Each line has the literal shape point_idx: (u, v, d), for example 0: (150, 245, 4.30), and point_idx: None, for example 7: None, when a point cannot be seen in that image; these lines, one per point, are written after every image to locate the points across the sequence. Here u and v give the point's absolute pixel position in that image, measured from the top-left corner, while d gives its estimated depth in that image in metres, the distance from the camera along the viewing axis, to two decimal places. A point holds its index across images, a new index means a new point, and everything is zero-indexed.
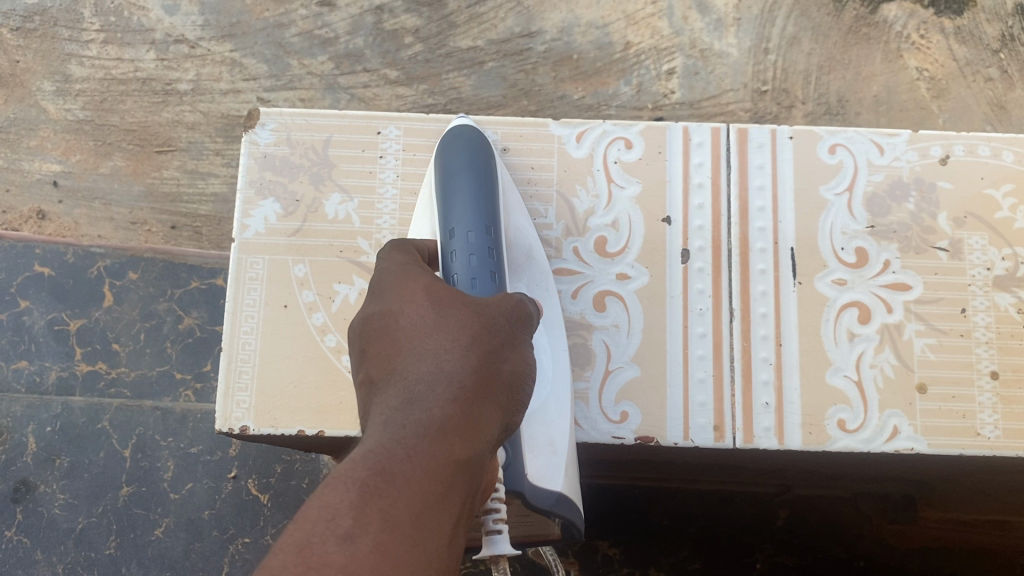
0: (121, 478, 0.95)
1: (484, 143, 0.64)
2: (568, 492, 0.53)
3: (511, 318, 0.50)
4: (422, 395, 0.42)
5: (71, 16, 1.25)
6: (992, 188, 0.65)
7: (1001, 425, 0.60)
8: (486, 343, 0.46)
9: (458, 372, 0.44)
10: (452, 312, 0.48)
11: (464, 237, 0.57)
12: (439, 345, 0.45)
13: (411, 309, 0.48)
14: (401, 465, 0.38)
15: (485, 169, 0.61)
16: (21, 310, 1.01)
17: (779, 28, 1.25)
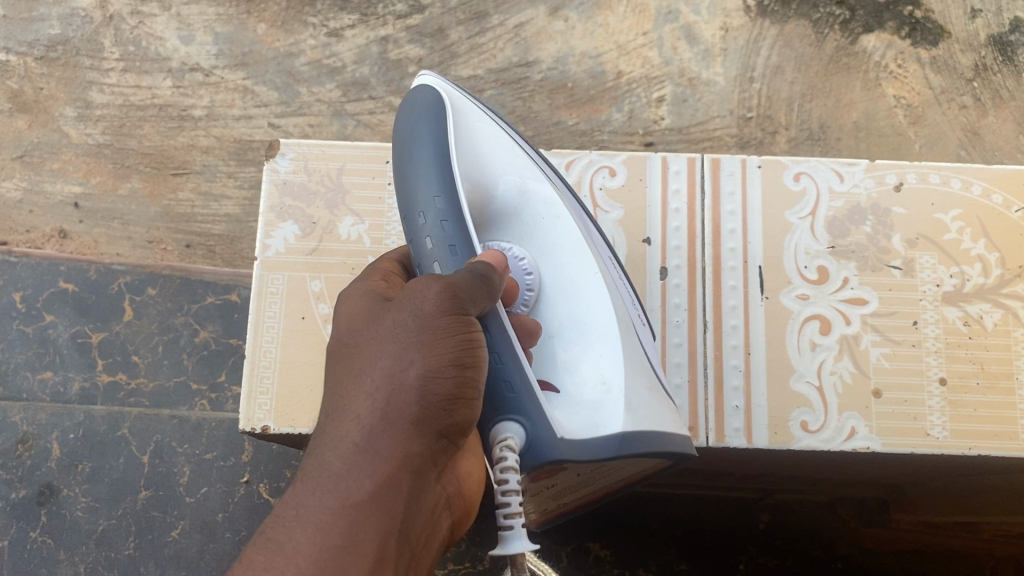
0: (139, 482, 1.01)
1: (434, 99, 0.63)
2: (635, 426, 0.54)
3: (427, 302, 0.48)
4: (325, 443, 0.46)
5: (92, 46, 1.32)
6: (941, 213, 0.67)
7: (949, 426, 0.62)
8: (390, 361, 0.47)
9: (358, 409, 0.46)
10: (370, 333, 0.50)
11: (424, 219, 0.58)
12: (350, 378, 0.48)
13: (345, 341, 0.51)
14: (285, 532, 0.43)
15: (434, 137, 0.60)
16: (47, 323, 1.08)
17: (763, 58, 1.32)
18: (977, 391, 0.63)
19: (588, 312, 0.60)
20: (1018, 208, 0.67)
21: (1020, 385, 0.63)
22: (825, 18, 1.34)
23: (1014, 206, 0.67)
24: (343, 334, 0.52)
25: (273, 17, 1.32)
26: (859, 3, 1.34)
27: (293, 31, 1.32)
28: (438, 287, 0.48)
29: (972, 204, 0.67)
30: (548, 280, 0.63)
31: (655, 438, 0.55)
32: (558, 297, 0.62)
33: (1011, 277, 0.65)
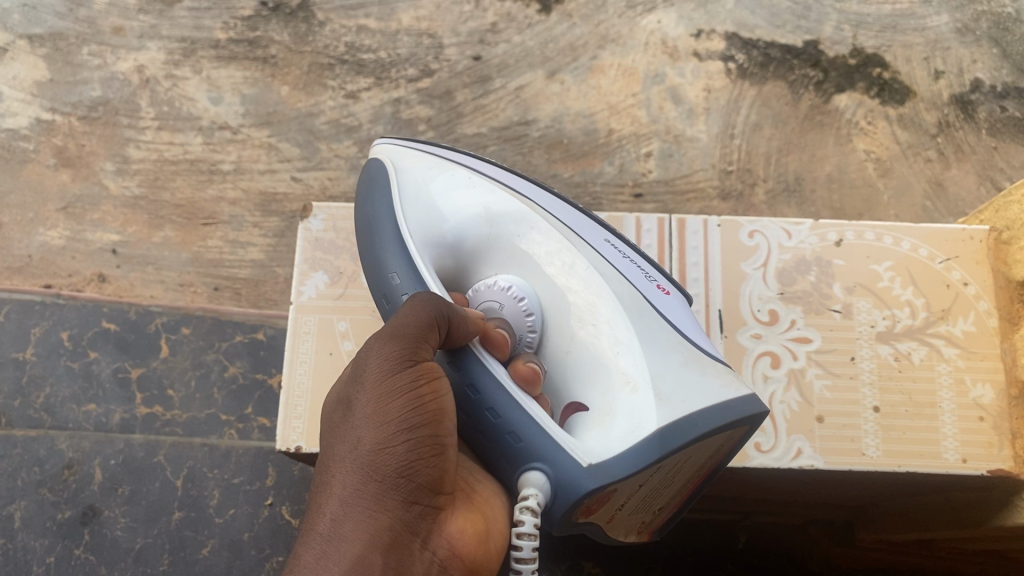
0: (173, 504, 1.11)
1: (380, 178, 0.75)
2: (671, 417, 0.57)
3: (377, 373, 0.55)
4: (308, 535, 0.52)
5: (130, 107, 1.44)
6: (875, 264, 0.79)
7: (882, 446, 0.73)
8: (352, 443, 0.54)
9: (330, 495, 0.53)
10: (338, 421, 0.56)
11: (390, 295, 0.67)
12: (326, 469, 0.55)
13: (326, 435, 0.58)
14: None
15: (380, 215, 0.72)
16: (91, 360, 1.20)
17: (743, 116, 1.43)
18: (905, 416, 0.74)
19: (594, 314, 0.65)
20: (942, 260, 0.78)
21: (942, 411, 0.74)
22: (800, 80, 1.44)
23: (938, 258, 0.78)
24: (325, 427, 0.59)
25: (296, 80, 1.45)
26: (832, 66, 1.45)
27: (314, 93, 1.44)
28: (382, 354, 0.55)
29: (902, 258, 0.79)
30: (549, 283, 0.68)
31: (696, 423, 0.57)
32: (567, 301, 0.67)
33: (934, 319, 0.77)
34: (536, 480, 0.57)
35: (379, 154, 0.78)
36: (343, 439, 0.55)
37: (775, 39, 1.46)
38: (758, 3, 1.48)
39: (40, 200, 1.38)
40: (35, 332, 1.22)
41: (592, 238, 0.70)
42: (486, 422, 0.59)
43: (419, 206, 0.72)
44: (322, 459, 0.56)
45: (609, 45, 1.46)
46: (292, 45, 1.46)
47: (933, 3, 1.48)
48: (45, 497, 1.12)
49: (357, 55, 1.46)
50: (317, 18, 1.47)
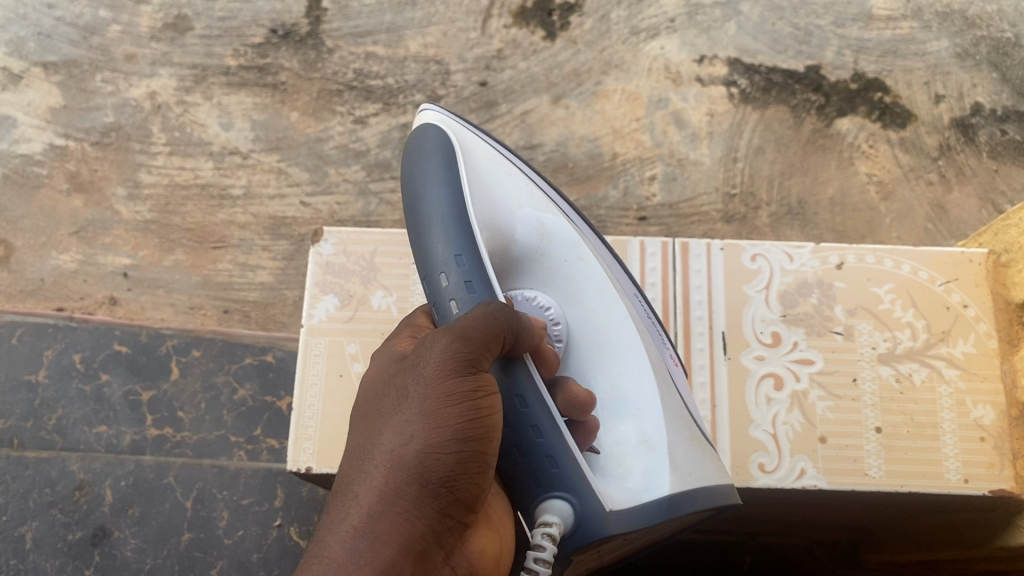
0: (183, 525, 1.13)
1: (438, 155, 0.74)
2: (680, 488, 0.60)
3: (437, 372, 0.53)
4: (336, 525, 0.50)
5: (142, 133, 1.46)
6: (876, 287, 0.80)
7: (884, 467, 0.74)
8: (397, 437, 0.52)
9: (365, 488, 0.50)
10: (384, 413, 0.54)
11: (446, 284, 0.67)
12: (365, 459, 0.53)
13: (364, 426, 0.56)
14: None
15: (433, 199, 0.71)
16: (102, 382, 1.22)
17: (746, 140, 1.45)
18: (907, 437, 0.75)
19: (622, 361, 0.69)
20: (942, 282, 0.80)
21: (944, 432, 0.75)
22: (803, 104, 1.46)
23: (939, 281, 0.80)
24: (363, 418, 0.57)
25: (305, 106, 1.47)
26: (834, 90, 1.47)
27: (323, 119, 1.46)
28: (445, 355, 0.53)
29: (903, 281, 0.80)
30: (579, 317, 0.72)
31: (698, 496, 0.60)
32: (592, 344, 0.71)
33: (935, 341, 0.78)
34: (562, 512, 0.57)
35: (433, 126, 0.77)
36: (388, 430, 0.53)
37: (777, 64, 1.48)
38: (760, 29, 1.50)
39: (53, 224, 1.40)
40: (48, 354, 1.24)
41: (627, 287, 0.74)
42: (522, 440, 0.59)
43: (480, 199, 0.72)
44: (361, 444, 0.54)
45: (613, 71, 1.49)
46: (302, 72, 1.49)
47: (932, 28, 1.50)
48: (56, 518, 1.13)
49: (366, 81, 1.48)
50: (326, 45, 1.50)
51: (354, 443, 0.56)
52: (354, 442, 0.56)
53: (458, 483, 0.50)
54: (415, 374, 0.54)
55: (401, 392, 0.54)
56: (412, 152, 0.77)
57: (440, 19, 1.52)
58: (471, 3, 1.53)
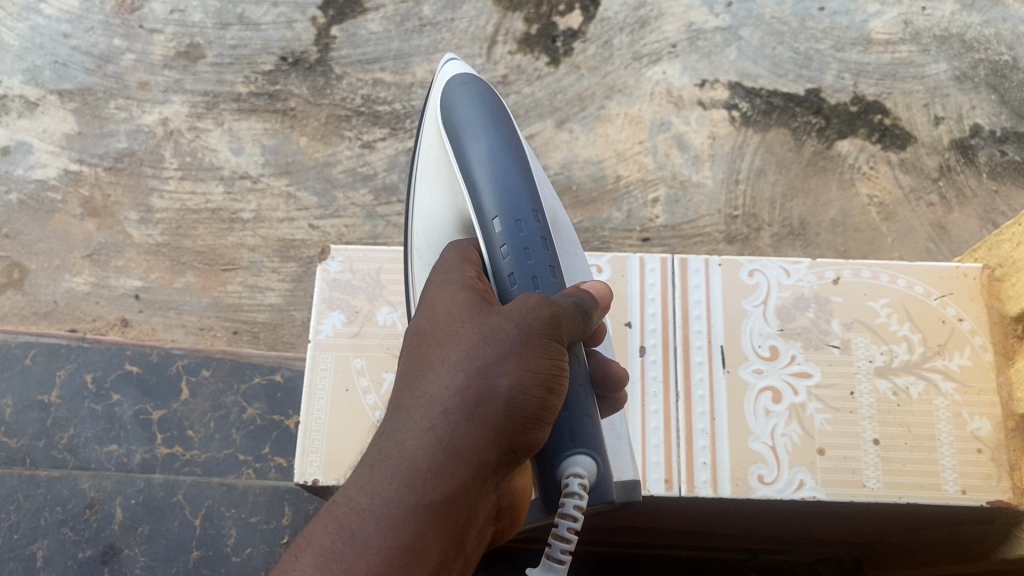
0: (191, 543, 1.14)
1: (491, 107, 0.71)
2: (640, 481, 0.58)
3: (535, 315, 0.50)
4: (407, 431, 0.46)
5: (154, 158, 1.49)
6: (872, 301, 0.82)
7: (882, 478, 0.75)
8: (484, 362, 0.48)
9: (445, 402, 0.47)
10: (462, 330, 0.51)
11: (519, 229, 0.61)
12: (439, 369, 0.49)
13: (430, 335, 0.52)
14: (358, 518, 0.43)
15: (490, 144, 0.67)
16: (113, 402, 1.24)
17: (747, 162, 1.46)
18: (905, 449, 0.76)
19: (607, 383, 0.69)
20: (937, 296, 0.82)
21: (941, 444, 0.76)
22: (803, 126, 1.48)
23: (934, 295, 0.82)
24: (428, 327, 0.53)
25: (314, 132, 1.50)
26: (834, 113, 1.49)
27: (331, 143, 1.49)
28: (544, 308, 0.50)
29: (899, 295, 0.82)
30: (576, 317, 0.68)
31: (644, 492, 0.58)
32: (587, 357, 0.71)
33: (931, 354, 0.79)
34: (588, 470, 0.49)
35: (481, 78, 0.74)
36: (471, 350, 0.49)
37: (777, 87, 1.51)
38: (760, 53, 1.53)
39: (67, 247, 1.42)
40: (60, 374, 1.26)
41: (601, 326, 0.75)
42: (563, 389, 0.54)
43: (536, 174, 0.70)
44: (430, 352, 0.50)
45: (616, 95, 1.51)
46: (311, 98, 1.52)
47: (931, 52, 1.52)
48: (66, 536, 1.14)
49: (373, 107, 1.51)
50: (335, 72, 1.53)
51: (415, 347, 0.52)
52: (416, 346, 0.52)
53: (534, 426, 0.48)
54: (506, 309, 0.51)
55: (485, 318, 0.51)
56: (454, 96, 0.73)
57: (445, 45, 1.55)
58: (476, 30, 1.56)
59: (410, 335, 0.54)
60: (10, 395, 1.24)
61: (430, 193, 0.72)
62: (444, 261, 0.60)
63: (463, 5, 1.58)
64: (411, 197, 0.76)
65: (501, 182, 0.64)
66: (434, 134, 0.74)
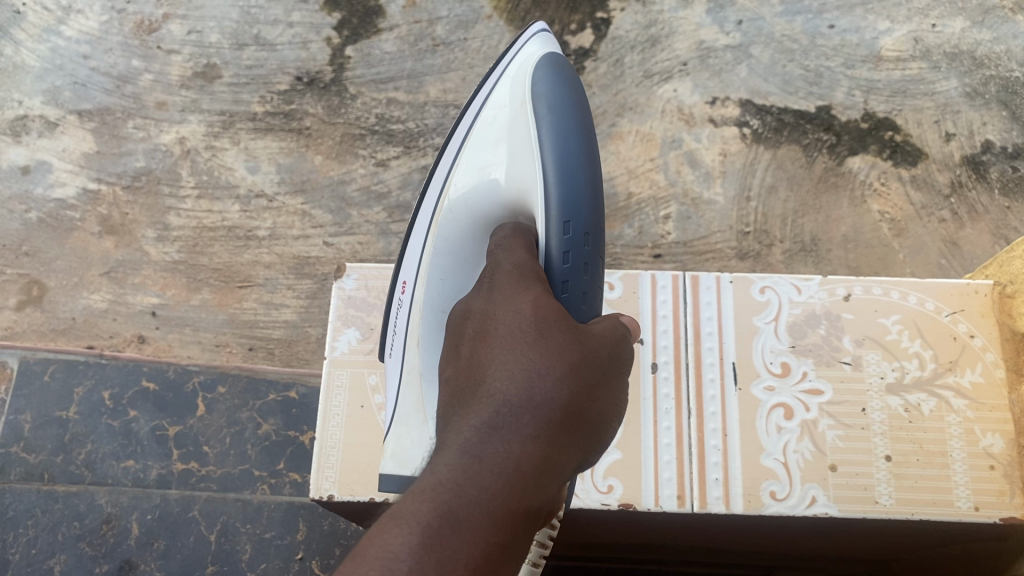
0: (207, 559, 1.16)
1: (575, 94, 0.64)
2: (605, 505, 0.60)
3: (610, 353, 0.47)
4: (509, 421, 0.39)
5: (171, 177, 1.51)
6: (884, 318, 0.83)
7: (895, 494, 0.76)
8: (584, 376, 0.43)
9: (550, 402, 0.40)
10: (556, 336, 0.45)
11: (577, 239, 0.55)
12: (532, 372, 0.42)
13: (519, 333, 0.46)
14: (467, 506, 0.34)
15: (577, 146, 0.59)
16: (130, 418, 1.26)
17: (758, 179, 1.47)
18: (916, 465, 0.77)
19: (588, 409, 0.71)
20: (948, 313, 0.82)
21: (953, 460, 0.77)
22: (814, 143, 1.48)
23: (945, 312, 0.82)
24: (512, 327, 0.47)
25: (329, 150, 1.52)
26: (845, 130, 1.49)
27: (346, 162, 1.50)
28: (617, 349, 0.48)
29: (910, 311, 0.83)
30: None
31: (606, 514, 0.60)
32: None
33: (942, 370, 0.80)
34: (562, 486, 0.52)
35: (565, 62, 0.68)
36: (571, 357, 0.44)
37: (788, 104, 1.51)
38: (771, 71, 1.54)
39: (85, 265, 1.44)
40: (78, 391, 1.28)
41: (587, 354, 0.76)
42: None
43: None
44: (519, 347, 0.45)
45: (627, 113, 1.52)
46: (326, 117, 1.54)
47: (941, 69, 1.53)
48: (84, 551, 1.17)
49: (387, 126, 1.52)
50: (349, 92, 1.55)
51: (499, 344, 0.46)
52: (500, 342, 0.46)
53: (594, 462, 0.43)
54: (587, 338, 0.47)
55: (572, 337, 0.46)
56: (550, 79, 0.65)
57: (459, 65, 1.56)
58: (489, 50, 1.57)
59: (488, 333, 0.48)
60: (29, 411, 1.26)
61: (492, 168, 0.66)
62: (508, 256, 0.57)
63: (476, 24, 1.59)
64: (465, 154, 0.71)
65: (576, 186, 0.57)
66: (517, 106, 0.67)
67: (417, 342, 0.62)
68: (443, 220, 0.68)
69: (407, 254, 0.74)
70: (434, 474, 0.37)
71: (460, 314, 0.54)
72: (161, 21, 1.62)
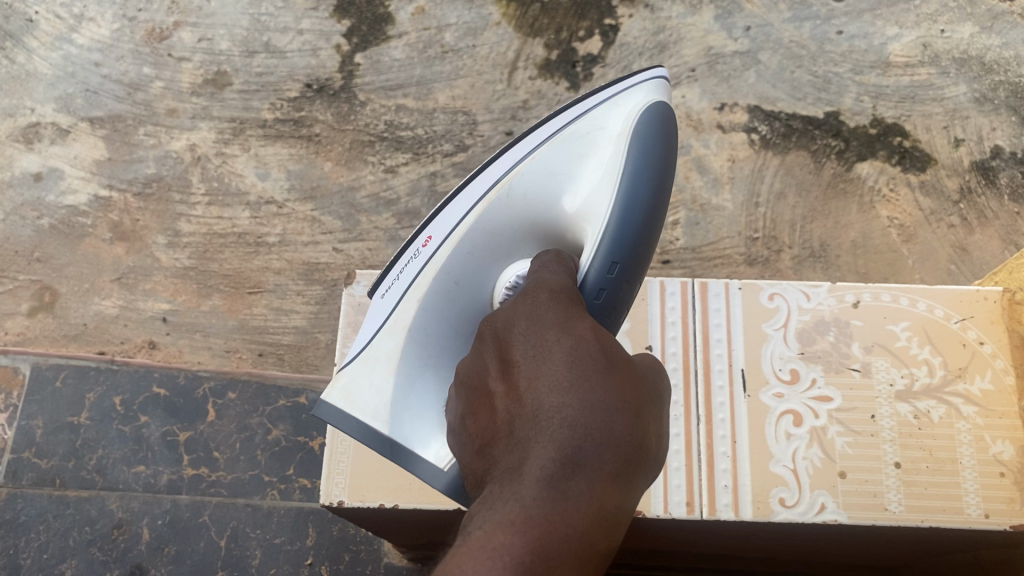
0: (217, 564, 1.18)
1: (668, 149, 0.62)
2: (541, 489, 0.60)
3: (660, 385, 0.47)
4: (591, 453, 0.39)
5: (182, 183, 1.52)
6: (892, 324, 0.83)
7: (904, 501, 0.76)
8: (648, 409, 0.43)
9: (628, 433, 0.40)
10: (623, 361, 0.44)
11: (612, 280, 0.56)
12: (611, 394, 0.41)
13: (590, 347, 0.44)
14: (556, 553, 0.36)
15: (646, 199, 0.58)
16: (141, 423, 1.27)
17: (767, 185, 1.47)
18: (926, 472, 0.77)
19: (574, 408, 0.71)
20: (958, 319, 0.82)
21: (964, 467, 0.77)
22: (823, 149, 1.48)
23: (954, 318, 0.82)
24: (580, 341, 0.45)
25: (338, 157, 1.52)
26: (853, 135, 1.49)
27: (355, 168, 1.51)
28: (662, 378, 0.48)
29: (919, 318, 0.83)
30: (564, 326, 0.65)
31: None
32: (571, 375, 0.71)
33: (952, 377, 0.80)
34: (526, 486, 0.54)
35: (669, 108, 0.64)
36: (639, 387, 0.43)
37: (797, 110, 1.51)
38: (779, 77, 1.54)
39: (96, 272, 1.45)
40: (90, 396, 1.29)
41: None
42: None
43: None
44: (593, 365, 0.43)
45: None
46: (335, 124, 1.55)
47: (950, 74, 1.53)
48: (95, 556, 1.19)
49: (396, 132, 1.53)
50: (358, 98, 1.55)
51: (570, 355, 0.44)
52: (571, 353, 0.44)
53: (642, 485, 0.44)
54: (639, 363, 0.47)
55: (632, 362, 0.45)
56: (653, 124, 0.62)
57: (467, 72, 1.57)
58: (497, 57, 1.57)
59: (554, 340, 0.46)
60: (40, 417, 1.27)
61: (569, 185, 0.64)
62: (548, 273, 0.56)
63: (484, 31, 1.60)
64: (544, 146, 0.65)
65: (629, 230, 0.57)
66: (610, 131, 0.64)
67: (420, 302, 0.63)
68: (496, 202, 0.64)
69: (445, 210, 0.68)
70: (519, 507, 0.37)
71: (502, 315, 0.52)
72: (172, 29, 1.63)
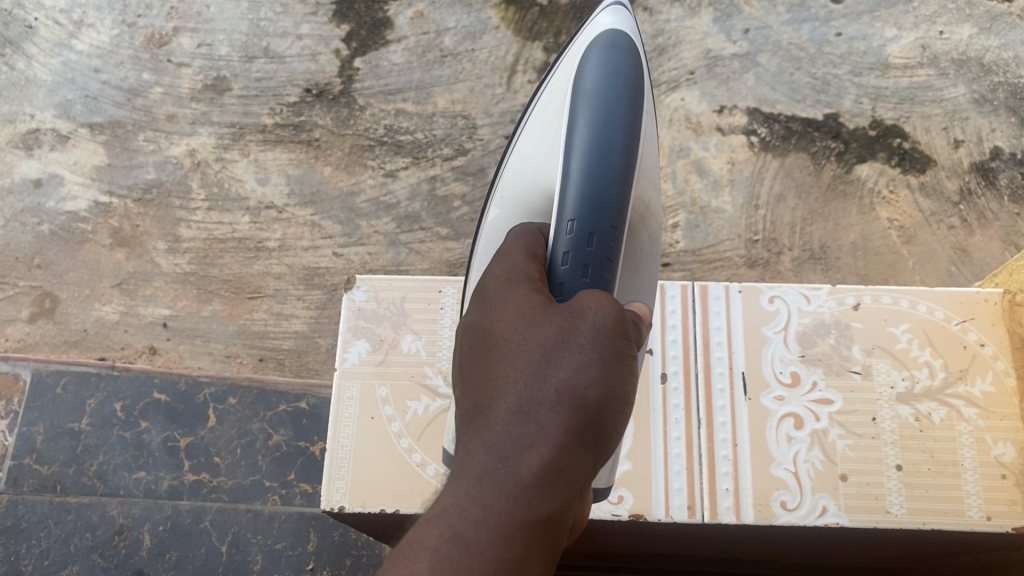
0: (218, 569, 1.17)
1: (616, 83, 0.63)
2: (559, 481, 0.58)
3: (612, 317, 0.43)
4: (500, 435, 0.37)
5: (182, 189, 1.52)
6: (893, 327, 0.83)
7: (906, 504, 0.76)
8: (574, 357, 0.40)
9: (539, 399, 0.38)
10: (544, 324, 0.42)
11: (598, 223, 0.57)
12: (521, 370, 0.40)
13: (507, 325, 0.43)
14: (470, 531, 0.33)
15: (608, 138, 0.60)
16: (142, 429, 1.27)
17: (767, 187, 1.47)
18: (927, 475, 0.77)
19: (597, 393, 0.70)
20: (958, 321, 0.82)
21: (965, 470, 0.77)
22: (822, 151, 1.48)
23: (954, 320, 0.82)
24: (500, 322, 0.44)
25: (338, 161, 1.52)
26: (853, 137, 1.49)
27: (355, 173, 1.51)
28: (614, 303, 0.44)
29: (919, 320, 0.83)
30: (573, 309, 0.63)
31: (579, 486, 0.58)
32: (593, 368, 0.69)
33: (953, 379, 0.80)
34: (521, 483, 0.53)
35: (611, 48, 0.66)
36: (560, 343, 0.41)
37: (796, 112, 1.51)
38: (778, 79, 1.54)
39: (96, 277, 1.45)
40: (90, 402, 1.29)
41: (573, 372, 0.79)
42: None
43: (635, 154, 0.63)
44: (508, 345, 0.42)
45: None
46: (335, 128, 1.55)
47: (949, 75, 1.53)
48: (96, 562, 1.18)
49: (396, 137, 1.53)
50: (358, 103, 1.56)
51: (487, 341, 0.43)
52: (488, 339, 0.43)
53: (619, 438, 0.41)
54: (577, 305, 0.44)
55: (557, 315, 0.43)
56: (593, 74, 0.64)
57: (466, 76, 1.57)
58: (496, 60, 1.57)
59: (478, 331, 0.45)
60: (41, 423, 1.27)
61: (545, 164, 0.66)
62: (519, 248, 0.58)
63: (484, 35, 1.59)
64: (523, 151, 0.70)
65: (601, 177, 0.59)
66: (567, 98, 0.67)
67: None
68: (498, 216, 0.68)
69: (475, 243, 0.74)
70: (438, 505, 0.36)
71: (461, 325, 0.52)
72: (171, 35, 1.63)
